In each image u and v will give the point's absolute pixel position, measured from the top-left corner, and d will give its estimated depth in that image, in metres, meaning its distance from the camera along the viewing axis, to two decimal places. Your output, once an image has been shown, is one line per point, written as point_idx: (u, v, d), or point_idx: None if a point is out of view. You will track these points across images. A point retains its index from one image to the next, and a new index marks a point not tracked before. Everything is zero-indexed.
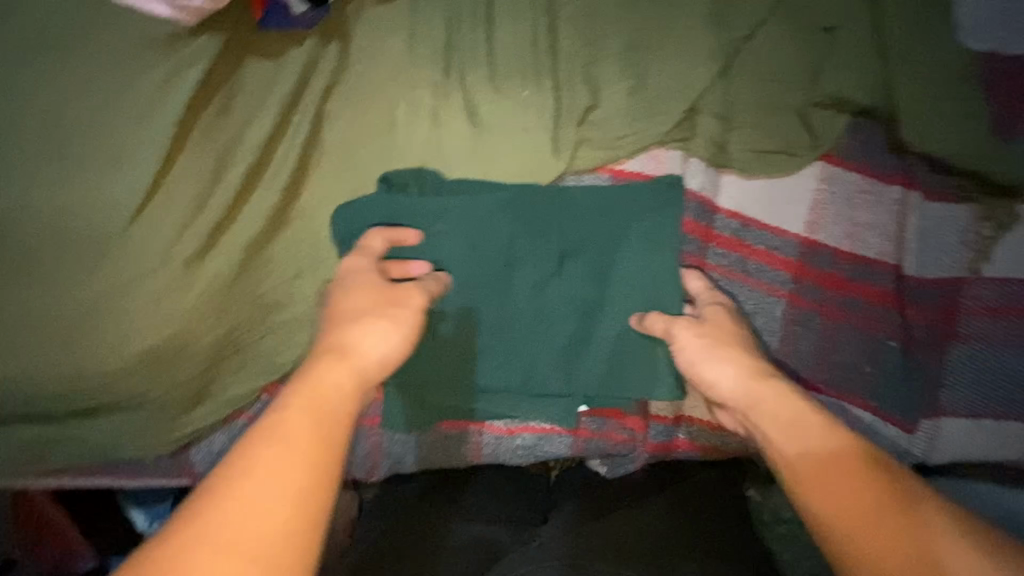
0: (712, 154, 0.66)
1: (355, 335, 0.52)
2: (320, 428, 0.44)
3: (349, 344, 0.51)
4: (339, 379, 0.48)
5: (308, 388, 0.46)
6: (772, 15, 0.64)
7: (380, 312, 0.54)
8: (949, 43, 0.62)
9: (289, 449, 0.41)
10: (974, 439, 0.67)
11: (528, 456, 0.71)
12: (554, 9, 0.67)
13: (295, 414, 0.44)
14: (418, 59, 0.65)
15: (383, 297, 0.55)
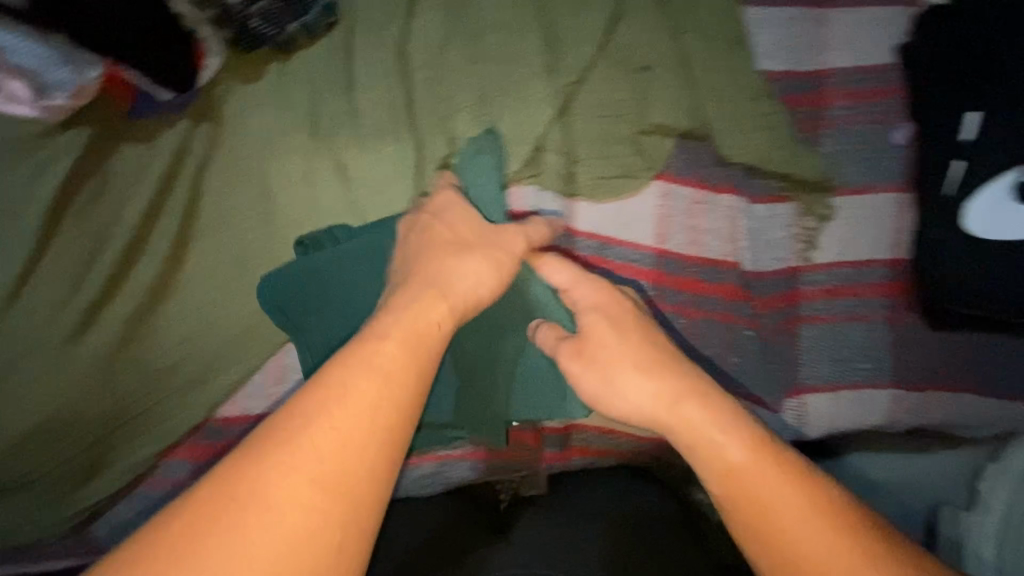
0: (564, 184, 0.75)
1: (455, 265, 0.58)
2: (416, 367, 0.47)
3: (445, 280, 0.56)
4: (439, 318, 0.52)
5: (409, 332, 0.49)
6: (597, 61, 0.74)
7: (481, 248, 0.59)
8: (749, 69, 0.73)
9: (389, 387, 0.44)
10: (834, 409, 0.76)
11: (434, 486, 0.75)
12: (408, 70, 0.75)
13: (375, 362, 0.45)
14: (287, 129, 0.72)
15: (478, 233, 0.61)
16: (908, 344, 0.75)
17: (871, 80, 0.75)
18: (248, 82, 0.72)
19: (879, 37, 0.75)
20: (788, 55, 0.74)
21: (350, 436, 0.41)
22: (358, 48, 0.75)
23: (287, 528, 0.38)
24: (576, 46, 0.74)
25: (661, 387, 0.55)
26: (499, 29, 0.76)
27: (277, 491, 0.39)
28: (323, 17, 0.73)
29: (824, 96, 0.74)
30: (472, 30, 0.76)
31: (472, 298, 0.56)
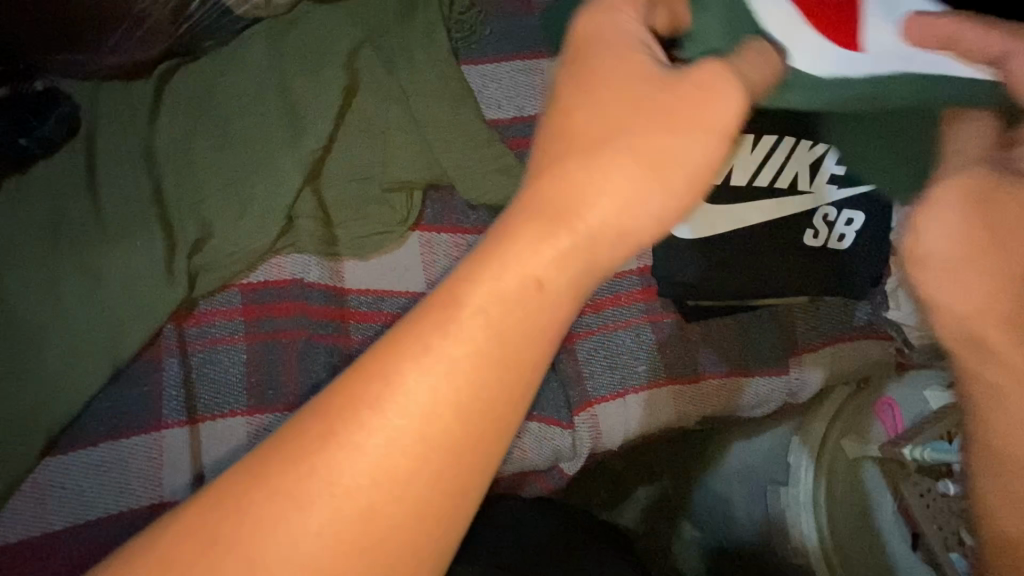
0: (325, 248, 0.78)
1: (584, 185, 0.43)
2: (507, 317, 0.40)
3: (623, 212, 0.42)
4: (529, 245, 0.41)
5: (512, 260, 0.40)
6: (338, 133, 0.80)
7: (662, 123, 0.43)
8: (478, 117, 0.80)
9: (472, 350, 0.39)
10: (623, 414, 0.81)
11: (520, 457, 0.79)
12: (157, 164, 0.77)
13: (523, 294, 0.40)
14: (25, 243, 0.72)
15: (688, 100, 0.44)
16: (673, 343, 0.81)
17: None
18: None
19: None
20: (512, 102, 0.83)
21: (403, 438, 0.38)
22: (101, 151, 0.77)
23: (364, 516, 0.37)
24: (317, 119, 0.79)
25: (963, 273, 0.49)
26: (242, 116, 0.80)
27: (347, 474, 0.38)
28: (59, 126, 0.76)
29: None
30: (219, 119, 0.80)
31: (653, 228, 0.43)
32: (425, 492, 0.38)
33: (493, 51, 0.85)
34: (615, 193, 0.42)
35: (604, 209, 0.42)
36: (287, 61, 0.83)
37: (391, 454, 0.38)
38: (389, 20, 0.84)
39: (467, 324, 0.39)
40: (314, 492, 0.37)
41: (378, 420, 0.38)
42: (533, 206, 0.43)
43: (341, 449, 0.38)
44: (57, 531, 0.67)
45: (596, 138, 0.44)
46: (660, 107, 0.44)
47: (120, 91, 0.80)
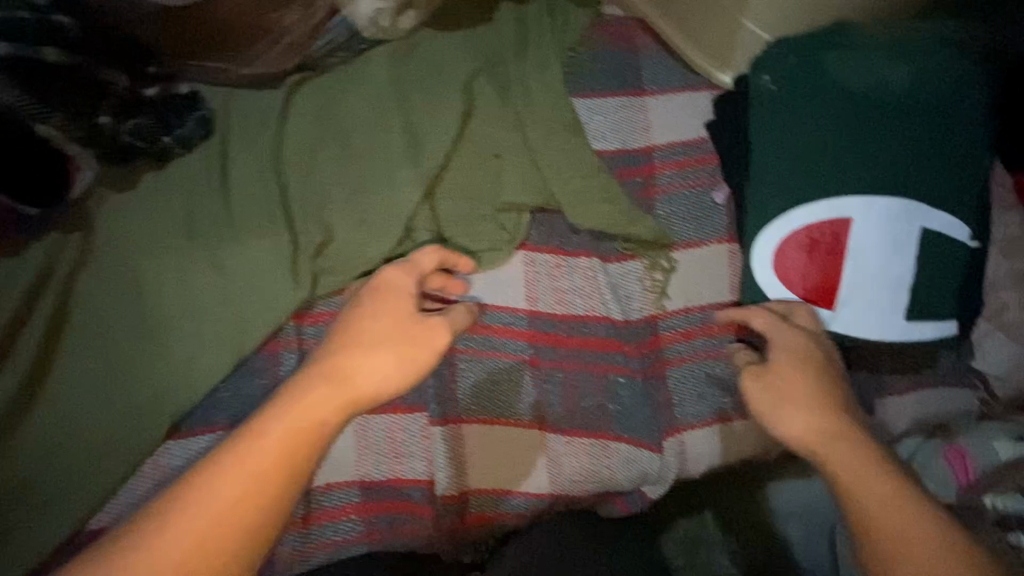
0: (437, 260, 0.81)
1: (360, 360, 0.63)
2: (294, 440, 0.59)
3: (351, 379, 0.62)
4: (313, 390, 0.61)
5: (298, 405, 0.60)
6: (454, 152, 0.84)
7: (392, 345, 0.64)
8: (588, 148, 0.85)
9: (278, 437, 0.58)
10: (707, 441, 0.83)
11: (580, 482, 0.81)
12: (284, 170, 0.81)
13: (303, 412, 0.60)
14: (161, 231, 0.75)
15: (411, 338, 0.65)
16: None
17: (692, 150, 0.87)
18: (121, 192, 0.75)
19: (693, 116, 0.89)
20: (617, 136, 0.87)
21: (229, 485, 0.55)
22: (233, 151, 0.81)
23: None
24: (436, 139, 0.84)
25: (798, 400, 0.65)
26: (364, 130, 0.85)
27: (207, 512, 0.54)
28: (198, 129, 0.79)
29: (654, 167, 0.86)
30: (342, 132, 0.85)
31: (410, 356, 0.64)
32: (241, 534, 0.55)
33: (600, 86, 0.90)
34: (383, 366, 0.64)
35: (372, 378, 0.63)
36: (407, 81, 0.87)
37: (239, 500, 0.55)
38: (505, 53, 0.89)
39: (263, 441, 0.57)
40: (173, 535, 0.53)
41: (200, 498, 0.55)
42: (325, 373, 0.62)
43: (178, 512, 0.54)
44: None
45: (371, 337, 0.65)
46: (388, 325, 0.66)
47: (253, 99, 0.84)
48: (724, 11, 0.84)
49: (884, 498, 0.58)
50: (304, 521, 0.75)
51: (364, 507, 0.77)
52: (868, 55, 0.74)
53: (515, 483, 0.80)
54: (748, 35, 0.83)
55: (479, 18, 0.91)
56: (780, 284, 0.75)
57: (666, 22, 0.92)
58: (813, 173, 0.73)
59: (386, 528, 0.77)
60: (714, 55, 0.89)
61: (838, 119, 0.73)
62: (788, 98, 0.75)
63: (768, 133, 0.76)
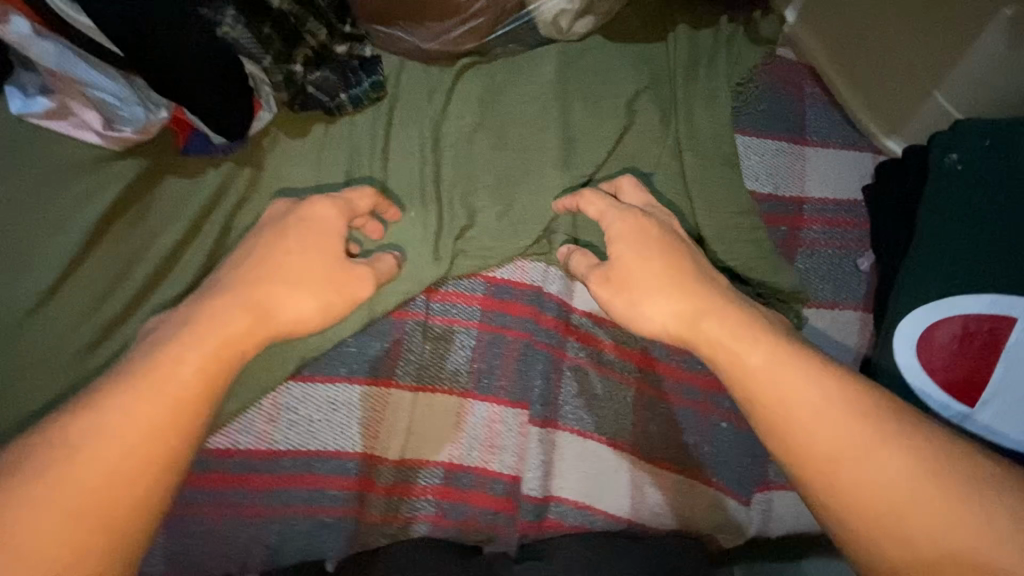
0: (569, 264, 0.82)
1: (280, 297, 0.60)
2: (219, 365, 0.54)
3: (271, 310, 0.59)
4: (229, 315, 0.56)
5: (216, 335, 0.54)
6: (604, 163, 0.85)
7: (324, 288, 0.62)
8: (742, 186, 0.83)
9: (202, 363, 0.53)
10: (797, 507, 0.81)
11: (663, 515, 0.79)
12: (440, 146, 0.84)
13: (217, 324, 0.55)
14: (323, 184, 0.79)
15: (331, 276, 0.63)
16: None
17: (843, 211, 0.85)
18: (294, 137, 0.80)
19: (851, 176, 0.87)
20: (770, 180, 0.85)
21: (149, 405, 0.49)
22: (398, 121, 0.84)
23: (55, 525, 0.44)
24: (589, 148, 0.85)
25: (670, 277, 0.63)
26: (521, 124, 0.86)
27: (110, 440, 0.47)
28: (371, 91, 0.82)
29: (802, 219, 0.84)
30: (499, 121, 0.86)
31: (335, 292, 0.63)
32: (165, 457, 0.48)
33: (759, 125, 0.88)
34: (302, 295, 0.61)
35: (292, 312, 0.60)
36: (570, 84, 0.89)
37: (138, 433, 0.48)
38: (672, 74, 0.89)
39: (185, 369, 0.52)
40: (75, 470, 0.46)
41: (114, 433, 0.48)
42: (234, 294, 0.58)
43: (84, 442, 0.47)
44: (280, 452, 0.72)
45: (290, 273, 0.61)
46: (319, 271, 0.63)
47: (424, 74, 0.87)
48: (910, 78, 0.81)
49: (830, 419, 0.50)
50: (389, 489, 0.73)
51: (445, 491, 0.75)
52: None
53: (595, 496, 0.79)
54: (932, 107, 0.81)
55: (650, 37, 0.92)
56: (921, 367, 0.71)
57: (839, 74, 0.91)
58: (978, 263, 0.70)
59: (459, 518, 0.75)
60: (884, 118, 0.87)
61: (1012, 217, 0.71)
62: (963, 182, 0.73)
63: (938, 211, 0.73)
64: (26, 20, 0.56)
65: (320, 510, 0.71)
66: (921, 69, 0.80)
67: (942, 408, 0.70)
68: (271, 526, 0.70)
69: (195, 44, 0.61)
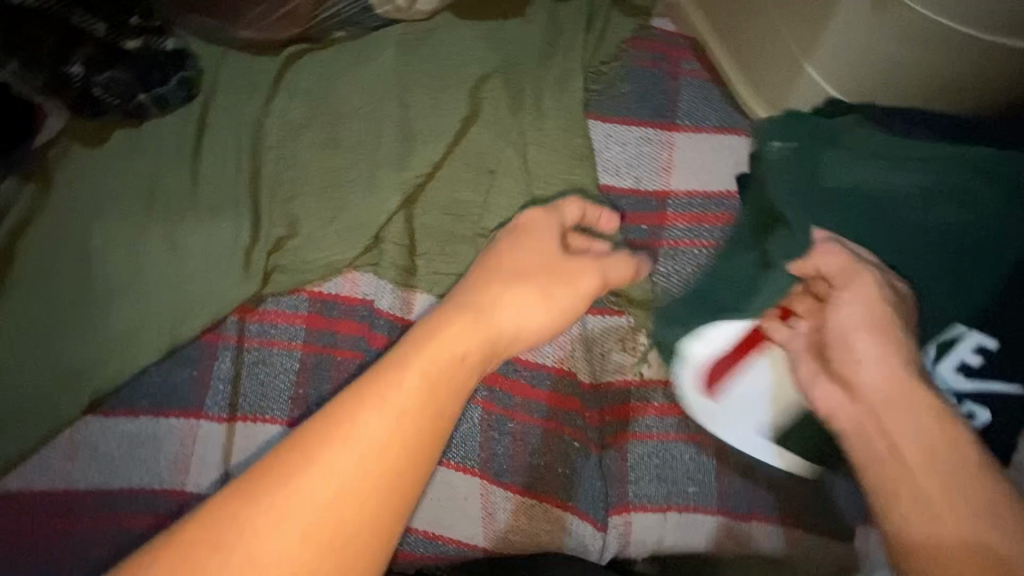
0: (401, 276, 0.75)
1: (498, 298, 0.54)
2: (439, 387, 0.44)
3: (488, 312, 0.52)
4: (457, 348, 0.47)
5: (433, 349, 0.46)
6: (445, 161, 0.77)
7: (552, 286, 0.57)
8: (590, 184, 0.76)
9: (412, 390, 0.42)
10: (660, 529, 0.74)
11: (516, 542, 0.73)
12: (261, 147, 0.76)
13: (439, 339, 0.47)
14: (121, 193, 0.71)
15: (548, 265, 0.58)
16: (735, 472, 0.74)
17: (713, 205, 0.76)
18: (89, 146, 0.72)
19: (725, 163, 0.77)
20: (633, 172, 0.77)
21: (369, 433, 0.40)
22: (212, 118, 0.75)
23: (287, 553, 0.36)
24: (427, 143, 0.77)
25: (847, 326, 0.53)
26: (354, 120, 0.78)
27: (338, 468, 0.38)
28: (179, 90, 0.74)
29: (665, 216, 0.76)
30: (329, 117, 0.78)
31: (579, 287, 0.59)
32: (394, 473, 0.40)
33: (625, 110, 0.79)
34: (513, 310, 0.54)
35: (513, 319, 0.54)
36: (411, 71, 0.79)
37: (367, 458, 0.39)
38: (527, 55, 0.80)
39: (402, 380, 0.42)
40: (303, 484, 0.38)
41: (333, 450, 0.39)
42: (467, 318, 0.50)
43: (313, 452, 0.39)
44: (80, 491, 0.67)
45: (501, 275, 0.56)
46: (542, 267, 0.58)
47: (246, 64, 0.78)
48: (784, 49, 0.71)
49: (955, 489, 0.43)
50: None
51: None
52: (884, 139, 0.64)
53: (440, 522, 0.73)
54: (806, 81, 0.71)
55: (506, 12, 0.81)
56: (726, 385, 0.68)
57: (719, 46, 0.80)
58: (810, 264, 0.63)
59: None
60: (762, 95, 0.77)
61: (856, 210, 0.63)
62: (802, 176, 0.65)
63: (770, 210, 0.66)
64: None
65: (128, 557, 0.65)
66: (793, 38, 0.70)
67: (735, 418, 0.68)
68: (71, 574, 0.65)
69: None
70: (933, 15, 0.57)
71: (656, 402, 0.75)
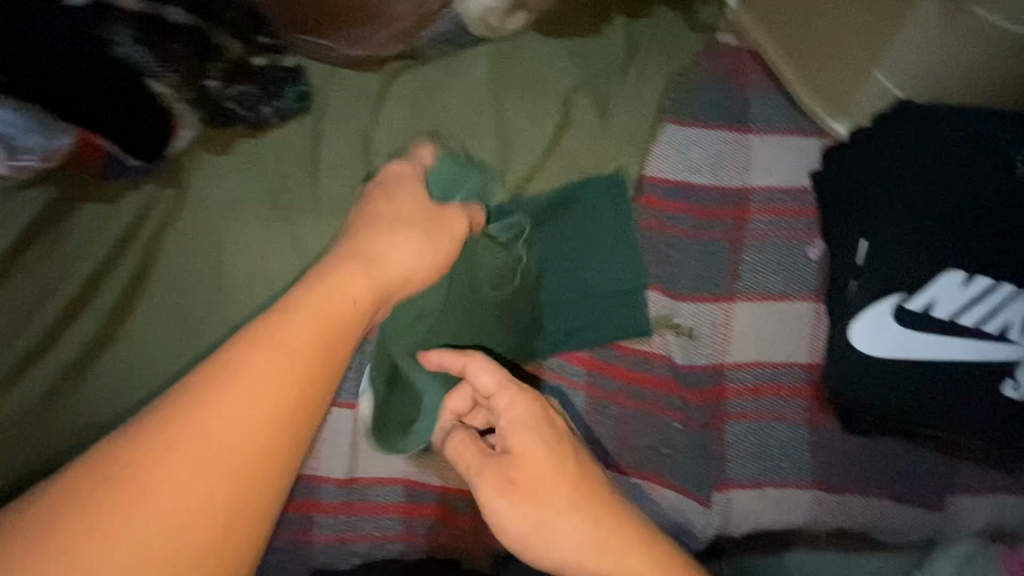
0: None
1: (384, 245, 0.65)
2: (267, 412, 0.50)
3: (374, 253, 0.63)
4: (294, 328, 0.54)
5: (281, 345, 0.53)
6: (540, 164, 0.83)
7: (414, 224, 0.67)
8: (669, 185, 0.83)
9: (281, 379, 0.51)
10: (755, 503, 0.79)
11: None
12: (372, 156, 0.82)
13: (275, 338, 0.53)
14: (249, 199, 0.76)
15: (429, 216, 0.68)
16: (828, 447, 0.79)
17: (790, 199, 0.83)
18: (216, 154, 0.77)
19: (796, 161, 0.84)
20: (714, 171, 0.83)
21: (217, 422, 0.48)
22: (327, 130, 0.82)
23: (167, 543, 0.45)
24: (523, 147, 0.83)
25: (515, 419, 0.58)
26: (454, 128, 0.84)
27: (220, 416, 0.48)
28: (295, 103, 0.80)
29: (747, 210, 0.82)
30: (432, 126, 0.84)
31: (394, 275, 0.63)
32: (233, 462, 0.48)
33: (702, 114, 0.86)
34: (397, 250, 0.64)
35: (399, 260, 0.64)
36: (503, 84, 0.86)
37: (206, 456, 0.47)
38: (609, 67, 0.86)
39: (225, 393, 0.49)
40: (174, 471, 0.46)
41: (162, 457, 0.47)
42: (308, 311, 0.56)
43: (167, 438, 0.47)
44: None
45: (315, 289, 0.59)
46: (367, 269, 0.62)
47: (353, 79, 0.84)
48: (852, 58, 0.79)
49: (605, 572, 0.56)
50: (344, 507, 0.73)
51: (407, 509, 0.74)
52: (975, 122, 0.72)
53: None
54: (872, 86, 0.78)
55: (587, 29, 0.88)
56: (871, 345, 0.72)
57: (781, 57, 0.88)
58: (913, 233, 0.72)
59: (426, 535, 0.74)
60: (826, 99, 0.85)
61: (903, 204, 0.73)
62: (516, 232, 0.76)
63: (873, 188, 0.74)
64: None
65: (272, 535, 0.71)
66: (860, 48, 0.77)
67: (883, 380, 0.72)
68: None
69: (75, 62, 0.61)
70: (998, 21, 0.64)
71: (749, 383, 0.79)
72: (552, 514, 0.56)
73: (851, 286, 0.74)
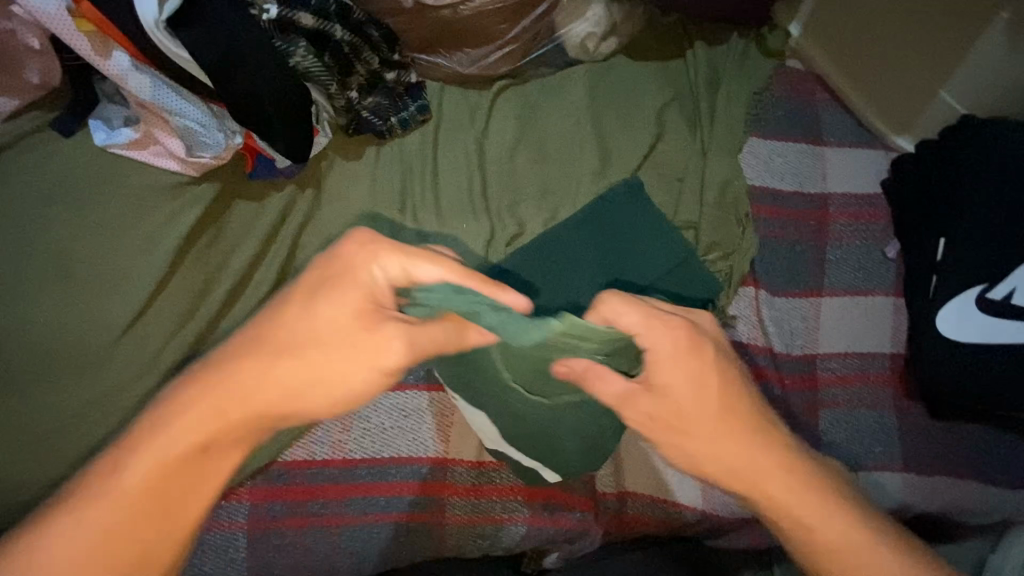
0: None
1: (297, 336, 0.48)
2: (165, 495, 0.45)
3: (273, 353, 0.47)
4: (197, 422, 0.46)
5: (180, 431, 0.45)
6: (640, 170, 0.90)
7: (352, 354, 0.48)
8: (752, 191, 0.91)
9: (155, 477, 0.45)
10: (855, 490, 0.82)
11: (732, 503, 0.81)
12: (485, 163, 0.88)
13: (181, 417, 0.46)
14: (379, 201, 0.83)
15: (285, 344, 0.47)
16: (915, 432, 0.84)
17: (864, 204, 0.92)
18: (349, 159, 0.83)
19: (867, 172, 0.94)
20: (794, 179, 0.92)
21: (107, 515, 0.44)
22: (444, 139, 0.89)
23: None
24: (623, 154, 0.90)
25: (667, 353, 0.51)
26: (558, 138, 0.91)
27: (119, 483, 0.44)
28: (418, 113, 0.87)
29: (827, 214, 0.91)
30: (538, 136, 0.91)
31: (322, 353, 0.47)
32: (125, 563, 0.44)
33: (777, 130, 0.95)
34: (307, 335, 0.48)
35: (299, 356, 0.47)
36: (599, 101, 0.94)
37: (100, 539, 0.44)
38: (694, 88, 0.95)
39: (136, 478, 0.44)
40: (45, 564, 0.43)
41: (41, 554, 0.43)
42: (209, 401, 0.46)
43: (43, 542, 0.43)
44: (356, 461, 0.75)
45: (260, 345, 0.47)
46: (307, 335, 0.48)
47: (463, 94, 0.92)
48: (918, 77, 0.89)
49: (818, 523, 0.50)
50: (472, 490, 0.76)
51: (529, 492, 0.77)
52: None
53: (663, 485, 0.80)
54: (937, 102, 0.88)
55: (671, 54, 0.98)
56: (956, 329, 0.78)
57: (845, 80, 0.98)
58: (1003, 227, 0.78)
59: (549, 519, 0.76)
60: (889, 117, 0.94)
61: (981, 201, 0.79)
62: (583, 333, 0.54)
63: (961, 187, 0.80)
64: (127, 54, 0.62)
65: (403, 517, 0.74)
66: (926, 68, 0.87)
67: (976, 362, 0.77)
68: (349, 537, 0.72)
69: (268, 71, 0.64)
70: None
71: (838, 372, 0.86)
72: (719, 444, 0.51)
73: (933, 280, 0.81)
